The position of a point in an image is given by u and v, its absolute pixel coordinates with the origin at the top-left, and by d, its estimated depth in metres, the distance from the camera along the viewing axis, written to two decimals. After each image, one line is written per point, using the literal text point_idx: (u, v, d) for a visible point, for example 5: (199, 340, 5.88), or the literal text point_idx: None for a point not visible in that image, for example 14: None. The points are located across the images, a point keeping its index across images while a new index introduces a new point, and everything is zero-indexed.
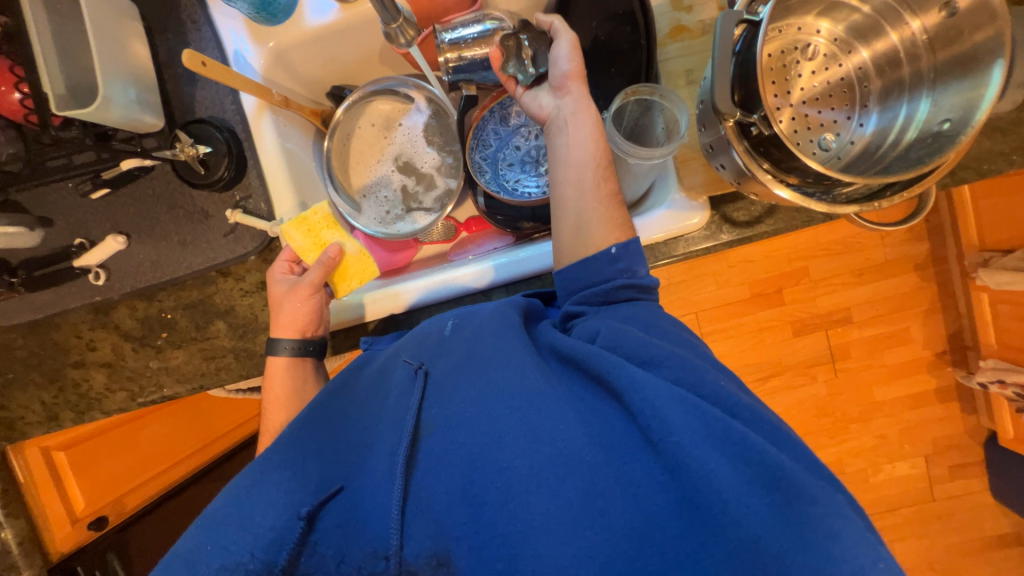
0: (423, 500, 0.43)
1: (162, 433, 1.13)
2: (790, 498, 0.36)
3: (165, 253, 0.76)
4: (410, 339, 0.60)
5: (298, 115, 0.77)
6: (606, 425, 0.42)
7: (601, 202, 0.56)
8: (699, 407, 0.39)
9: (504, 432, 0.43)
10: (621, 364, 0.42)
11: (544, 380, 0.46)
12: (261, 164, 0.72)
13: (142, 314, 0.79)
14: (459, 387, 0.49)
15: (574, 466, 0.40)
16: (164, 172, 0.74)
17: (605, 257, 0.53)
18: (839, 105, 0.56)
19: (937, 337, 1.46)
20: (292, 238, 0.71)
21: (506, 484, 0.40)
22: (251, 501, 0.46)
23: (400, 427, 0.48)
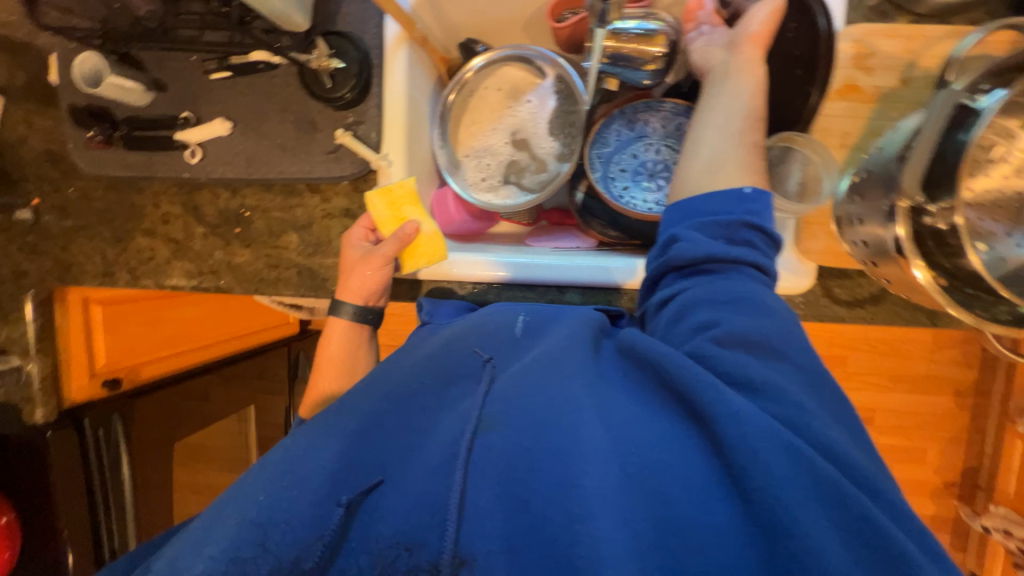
0: (477, 500, 0.41)
1: (190, 316, 1.13)
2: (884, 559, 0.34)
3: (264, 152, 0.75)
4: (477, 321, 0.58)
5: (428, 57, 0.76)
6: (687, 459, 0.40)
7: (744, 146, 0.53)
8: (797, 450, 0.37)
9: (575, 444, 0.41)
10: (715, 388, 0.40)
11: (623, 402, 0.44)
12: (384, 95, 0.71)
13: (222, 204, 0.79)
14: (528, 385, 0.46)
15: (652, 498, 0.38)
16: (288, 73, 0.73)
17: (735, 196, 0.50)
18: (1006, 218, 0.53)
19: (952, 467, 1.41)
20: (374, 207, 0.70)
21: (575, 504, 0.38)
22: (296, 467, 0.46)
23: (463, 417, 0.46)
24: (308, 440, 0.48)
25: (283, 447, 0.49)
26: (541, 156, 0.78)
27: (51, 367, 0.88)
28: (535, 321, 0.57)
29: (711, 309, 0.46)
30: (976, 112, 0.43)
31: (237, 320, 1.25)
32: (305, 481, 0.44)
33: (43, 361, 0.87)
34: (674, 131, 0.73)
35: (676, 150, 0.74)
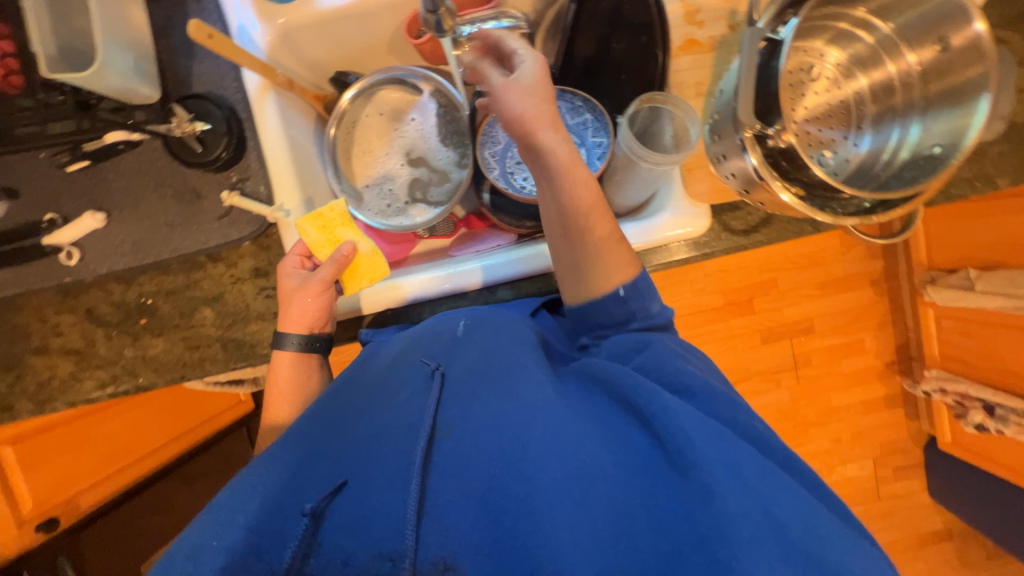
0: (438, 502, 0.42)
1: (115, 428, 1.02)
2: (809, 525, 0.37)
3: (150, 234, 0.71)
4: (416, 336, 0.60)
5: (299, 98, 0.74)
6: (631, 449, 0.43)
7: (601, 248, 0.56)
8: (723, 436, 0.41)
9: (528, 440, 0.43)
10: (652, 391, 0.45)
11: (571, 401, 0.47)
12: (262, 146, 0.69)
13: (119, 298, 0.74)
14: (480, 393, 0.49)
15: (599, 480, 0.40)
16: (153, 148, 0.70)
17: (613, 300, 0.55)
18: (838, 125, 0.60)
19: (887, 348, 1.58)
20: (305, 232, 0.67)
21: (529, 496, 0.40)
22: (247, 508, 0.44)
23: (417, 426, 0.47)
24: (261, 471, 0.48)
25: (237, 487, 0.46)
26: (440, 168, 0.79)
27: None
28: (473, 323, 0.60)
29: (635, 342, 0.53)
30: (778, 43, 0.51)
31: (176, 419, 1.12)
32: (274, 505, 0.44)
33: None
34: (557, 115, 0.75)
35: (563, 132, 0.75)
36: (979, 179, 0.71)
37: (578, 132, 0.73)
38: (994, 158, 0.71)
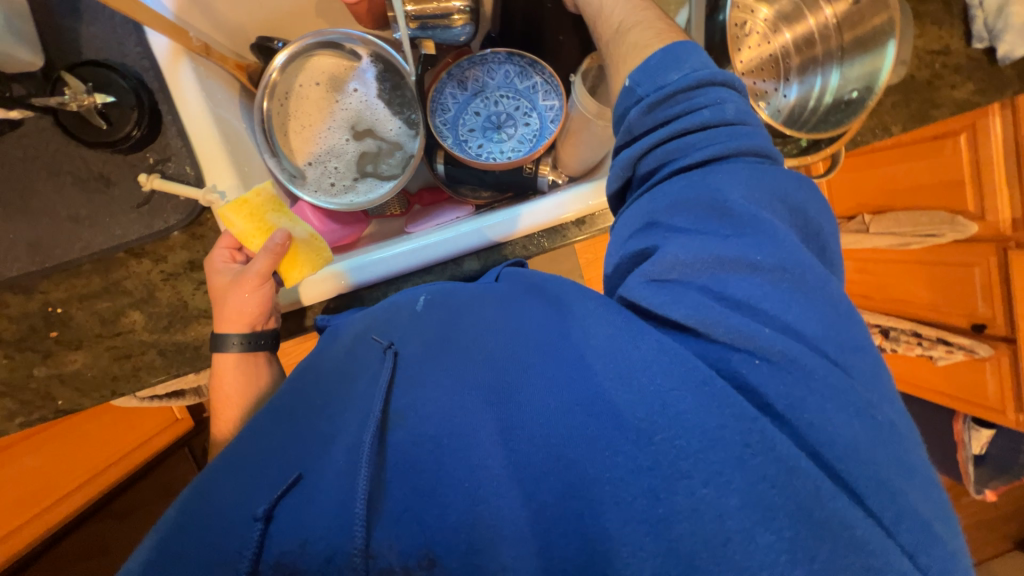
0: (389, 504, 0.39)
1: (35, 466, 0.94)
2: (782, 472, 0.35)
3: (49, 231, 0.60)
4: (368, 324, 0.57)
5: (219, 67, 0.66)
6: (588, 411, 0.40)
7: (602, 12, 0.59)
8: (707, 384, 0.38)
9: (479, 426, 0.42)
10: (626, 346, 0.42)
11: (536, 368, 0.44)
12: (183, 121, 0.61)
13: (18, 311, 0.62)
14: (436, 371, 0.47)
15: (552, 461, 0.39)
16: (40, 127, 0.59)
17: (623, 94, 0.51)
18: (769, 78, 0.65)
19: None
20: (231, 222, 0.60)
21: (477, 485, 0.39)
22: (196, 521, 0.39)
23: (365, 416, 0.45)
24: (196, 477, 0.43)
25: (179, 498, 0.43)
26: (390, 139, 0.75)
27: None
28: (436, 297, 0.58)
29: (642, 228, 0.46)
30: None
31: (108, 447, 1.05)
32: (220, 501, 0.40)
33: None
34: (505, 79, 0.76)
35: (512, 97, 0.77)
36: (879, 128, 0.81)
37: (528, 97, 0.76)
38: (890, 108, 0.81)
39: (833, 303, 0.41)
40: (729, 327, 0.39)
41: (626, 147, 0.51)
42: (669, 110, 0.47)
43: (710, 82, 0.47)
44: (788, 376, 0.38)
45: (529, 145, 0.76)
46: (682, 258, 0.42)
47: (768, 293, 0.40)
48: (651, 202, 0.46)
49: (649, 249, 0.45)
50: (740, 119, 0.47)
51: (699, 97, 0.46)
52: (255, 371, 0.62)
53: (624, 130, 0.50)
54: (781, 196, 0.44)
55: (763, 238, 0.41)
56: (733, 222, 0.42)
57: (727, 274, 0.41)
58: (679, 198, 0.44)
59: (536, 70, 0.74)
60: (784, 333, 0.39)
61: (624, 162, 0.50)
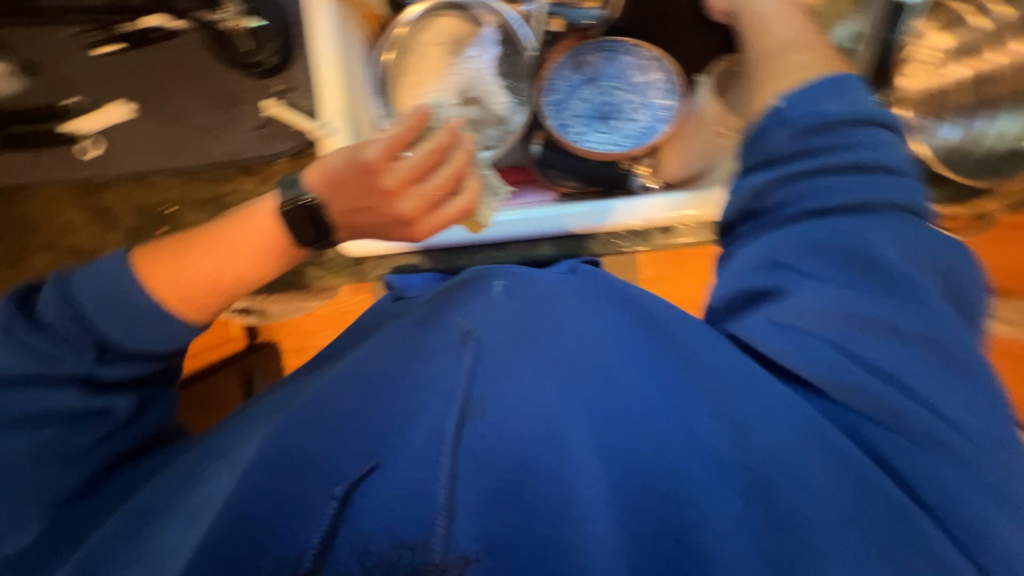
0: (466, 494, 0.35)
1: None
2: (925, 559, 0.32)
3: (179, 135, 0.66)
4: (448, 286, 0.54)
5: (351, 14, 0.69)
6: (696, 447, 0.37)
7: (761, 32, 0.55)
8: (837, 450, 0.35)
9: (570, 431, 0.38)
10: (747, 384, 0.39)
11: (637, 383, 0.40)
12: (311, 56, 0.64)
13: (138, 202, 0.69)
14: (522, 364, 0.42)
15: (652, 492, 0.36)
16: (192, 41, 0.64)
17: (770, 114, 0.47)
18: (919, 112, 0.60)
19: None
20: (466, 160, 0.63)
21: (568, 498, 0.35)
22: (261, 486, 0.37)
23: (449, 397, 0.40)
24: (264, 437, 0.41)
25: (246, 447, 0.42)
26: (495, 112, 0.74)
27: None
28: (512, 280, 0.52)
29: (766, 265, 0.42)
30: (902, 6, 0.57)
31: None
32: (290, 463, 0.38)
33: None
34: (622, 71, 0.73)
35: (626, 90, 0.74)
36: None
37: (642, 93, 0.73)
38: None
39: (978, 380, 0.37)
40: (843, 380, 0.37)
41: (758, 169, 0.46)
42: (821, 141, 0.43)
43: (869, 121, 0.43)
44: (921, 454, 0.35)
45: (631, 141, 0.72)
46: (815, 306, 0.38)
47: (904, 362, 0.36)
48: (783, 238, 0.43)
49: (777, 289, 0.41)
50: (899, 169, 0.43)
51: (857, 135, 0.43)
52: (292, 260, 0.55)
53: (760, 153, 0.46)
54: (939, 259, 0.40)
55: (912, 301, 0.38)
56: (883, 279, 0.38)
57: (868, 338, 0.37)
58: (824, 240, 0.40)
59: (655, 66, 0.72)
60: (921, 406, 0.35)
61: (755, 185, 0.46)
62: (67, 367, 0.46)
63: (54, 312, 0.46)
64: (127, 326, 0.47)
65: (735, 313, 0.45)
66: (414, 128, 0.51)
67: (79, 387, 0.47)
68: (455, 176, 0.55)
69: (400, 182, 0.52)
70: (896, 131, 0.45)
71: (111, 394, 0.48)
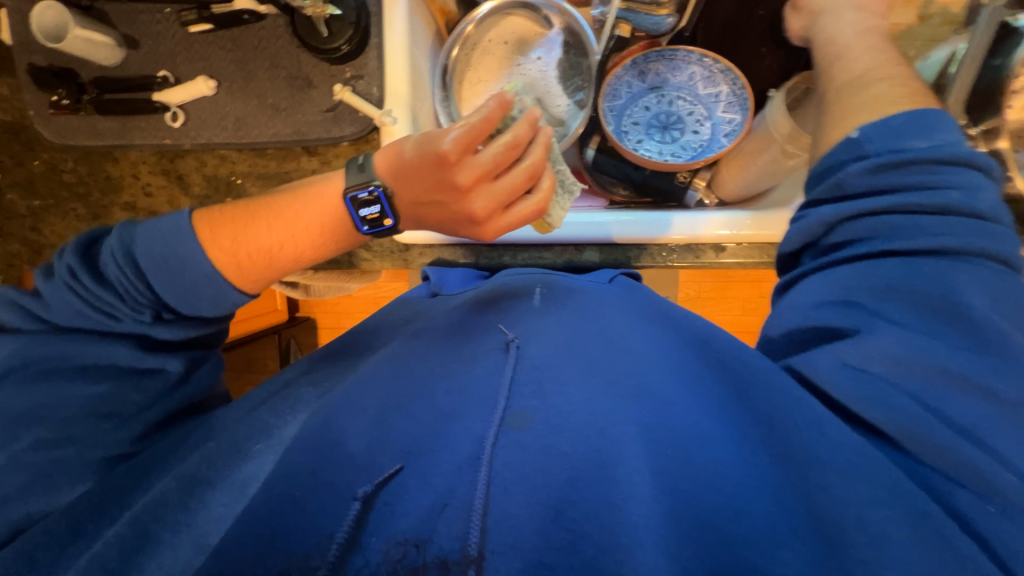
0: (507, 504, 0.34)
1: None
2: None
3: (254, 113, 0.70)
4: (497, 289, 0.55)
5: (425, 8, 0.71)
6: (748, 484, 0.34)
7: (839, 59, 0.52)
8: (900, 488, 0.33)
9: (619, 451, 0.36)
10: (804, 422, 0.36)
11: (687, 408, 0.39)
12: (384, 47, 0.66)
13: (211, 172, 0.73)
14: (568, 373, 0.41)
15: (706, 531, 0.32)
16: (276, 23, 0.67)
17: (844, 146, 0.44)
18: None
19: None
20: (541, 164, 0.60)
21: (616, 526, 0.32)
22: (301, 459, 0.38)
23: (490, 406, 0.39)
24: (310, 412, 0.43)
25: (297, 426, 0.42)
26: (556, 113, 0.73)
27: None
28: (552, 292, 0.52)
29: (837, 303, 0.40)
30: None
31: None
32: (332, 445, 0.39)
33: None
34: (688, 81, 0.72)
35: (690, 101, 0.73)
36: None
37: (706, 104, 0.71)
38: None
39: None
40: (909, 428, 0.35)
41: (826, 202, 0.44)
42: (905, 177, 0.40)
43: (964, 161, 0.40)
44: (1008, 525, 0.31)
45: (691, 152, 0.71)
46: (892, 352, 0.36)
47: (988, 420, 0.33)
48: (857, 277, 0.40)
49: (846, 329, 0.39)
50: (993, 214, 0.39)
51: (950, 174, 0.40)
52: (345, 242, 0.57)
53: (831, 184, 0.44)
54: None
55: (1008, 359, 0.34)
56: (973, 334, 0.35)
57: (946, 390, 0.35)
58: (901, 284, 0.38)
59: (725, 78, 0.69)
60: (998, 462, 0.32)
61: (821, 219, 0.44)
62: (125, 320, 0.51)
63: (116, 270, 0.50)
64: (179, 291, 0.51)
65: (798, 349, 0.43)
66: (493, 120, 0.49)
67: (135, 344, 0.51)
68: (532, 175, 0.53)
69: (473, 179, 0.51)
70: (993, 172, 0.41)
71: (161, 355, 0.51)
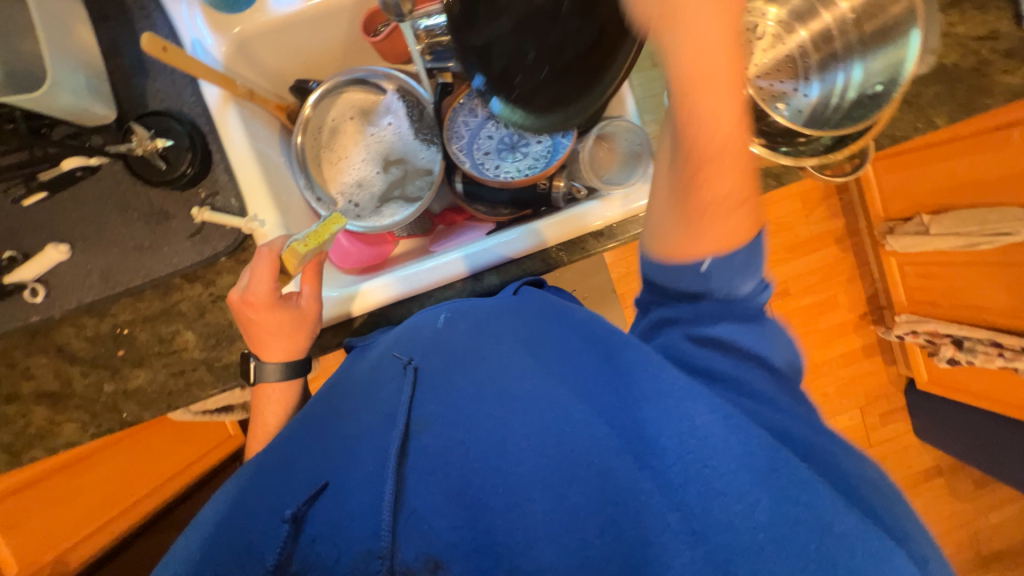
0: (416, 502, 0.42)
1: (106, 475, 1.00)
2: (806, 491, 0.36)
3: (119, 260, 0.68)
4: (399, 335, 0.61)
5: (261, 109, 0.73)
6: (626, 429, 0.43)
7: (708, 167, 0.39)
8: (730, 416, 0.40)
9: (508, 433, 0.45)
10: (653, 361, 0.45)
11: (565, 392, 0.48)
12: (229, 159, 0.68)
13: (92, 333, 0.70)
14: (459, 381, 0.51)
15: (582, 469, 0.41)
16: (114, 171, 0.67)
17: (690, 275, 0.44)
18: (787, 79, 0.68)
19: (859, 300, 1.72)
20: (298, 250, 0.61)
21: (510, 488, 0.42)
22: (225, 540, 0.42)
23: (391, 422, 0.48)
24: (226, 504, 0.46)
25: (204, 517, 0.46)
26: (418, 166, 0.80)
27: None
28: (455, 313, 0.60)
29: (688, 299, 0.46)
30: None
31: (168, 459, 1.10)
32: (253, 517, 0.43)
33: None
34: None
35: None
36: (922, 121, 0.76)
37: None
38: (932, 100, 0.76)
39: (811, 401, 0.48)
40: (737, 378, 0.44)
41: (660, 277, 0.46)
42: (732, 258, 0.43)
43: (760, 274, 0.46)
44: (808, 431, 0.43)
45: (544, 161, 0.77)
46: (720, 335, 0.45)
47: (773, 388, 0.45)
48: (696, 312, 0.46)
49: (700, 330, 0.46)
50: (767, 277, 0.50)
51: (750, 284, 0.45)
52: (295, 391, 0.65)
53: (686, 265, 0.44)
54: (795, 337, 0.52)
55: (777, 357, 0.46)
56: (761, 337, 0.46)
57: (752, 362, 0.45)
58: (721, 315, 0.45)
59: None
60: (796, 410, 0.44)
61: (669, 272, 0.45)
62: None
63: None
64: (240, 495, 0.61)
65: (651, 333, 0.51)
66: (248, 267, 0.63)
67: None
68: (274, 263, 0.60)
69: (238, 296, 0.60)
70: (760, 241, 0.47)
71: None
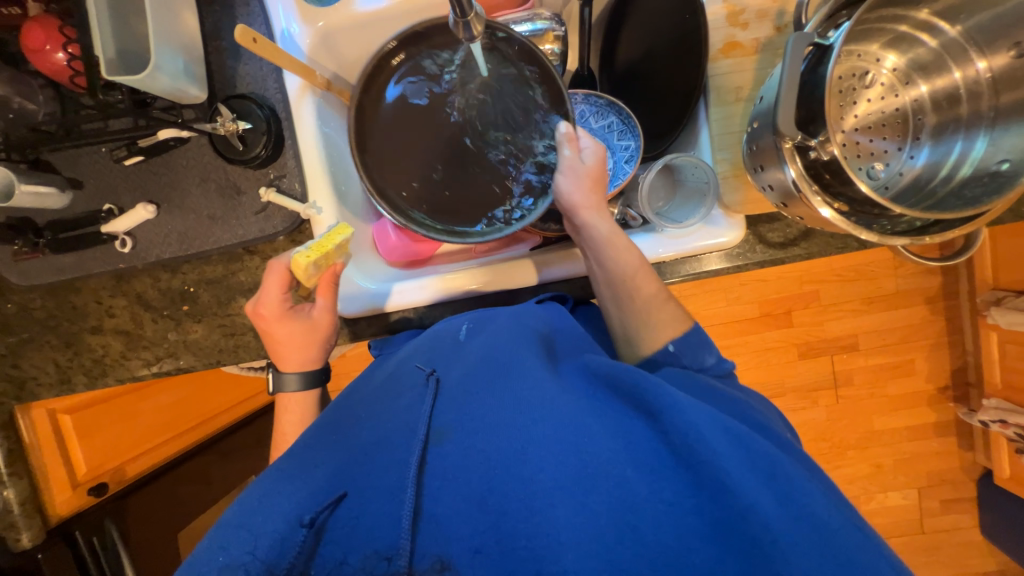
0: (436, 507, 0.44)
1: (168, 403, 1.14)
2: (798, 497, 0.41)
3: (194, 226, 0.74)
4: (430, 339, 0.64)
5: (335, 98, 0.76)
6: (634, 443, 0.44)
7: (639, 275, 0.62)
8: (718, 420, 0.44)
9: (528, 440, 0.45)
10: (653, 381, 0.47)
11: (571, 393, 0.49)
12: (299, 146, 0.72)
13: (165, 286, 0.78)
14: (479, 393, 0.50)
15: (601, 480, 0.42)
16: (200, 144, 0.73)
17: (665, 355, 0.59)
18: (892, 136, 0.63)
19: (942, 371, 1.52)
20: (303, 265, 0.62)
21: (532, 494, 0.42)
22: (256, 521, 0.46)
23: (411, 433, 0.49)
24: (252, 499, 0.48)
25: (222, 517, 0.48)
26: None
27: (28, 490, 0.89)
28: (476, 327, 0.63)
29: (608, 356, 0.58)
30: (828, 48, 0.50)
31: (216, 399, 1.26)
32: (270, 518, 0.46)
33: (20, 484, 0.88)
34: (579, 119, 0.76)
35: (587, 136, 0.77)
36: None
37: (603, 136, 0.76)
38: None
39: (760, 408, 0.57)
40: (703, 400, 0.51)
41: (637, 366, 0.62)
42: None
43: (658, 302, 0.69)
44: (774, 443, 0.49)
45: None
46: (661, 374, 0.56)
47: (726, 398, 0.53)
48: None
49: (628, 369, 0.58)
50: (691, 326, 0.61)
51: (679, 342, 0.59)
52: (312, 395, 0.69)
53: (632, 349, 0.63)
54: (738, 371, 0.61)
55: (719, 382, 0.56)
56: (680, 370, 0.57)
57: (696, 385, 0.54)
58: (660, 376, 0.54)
59: (613, 110, 0.74)
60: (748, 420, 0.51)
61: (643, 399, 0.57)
62: None
63: None
64: None
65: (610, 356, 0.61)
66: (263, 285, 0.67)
67: None
68: (281, 276, 0.64)
69: (253, 311, 0.65)
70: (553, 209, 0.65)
71: None
